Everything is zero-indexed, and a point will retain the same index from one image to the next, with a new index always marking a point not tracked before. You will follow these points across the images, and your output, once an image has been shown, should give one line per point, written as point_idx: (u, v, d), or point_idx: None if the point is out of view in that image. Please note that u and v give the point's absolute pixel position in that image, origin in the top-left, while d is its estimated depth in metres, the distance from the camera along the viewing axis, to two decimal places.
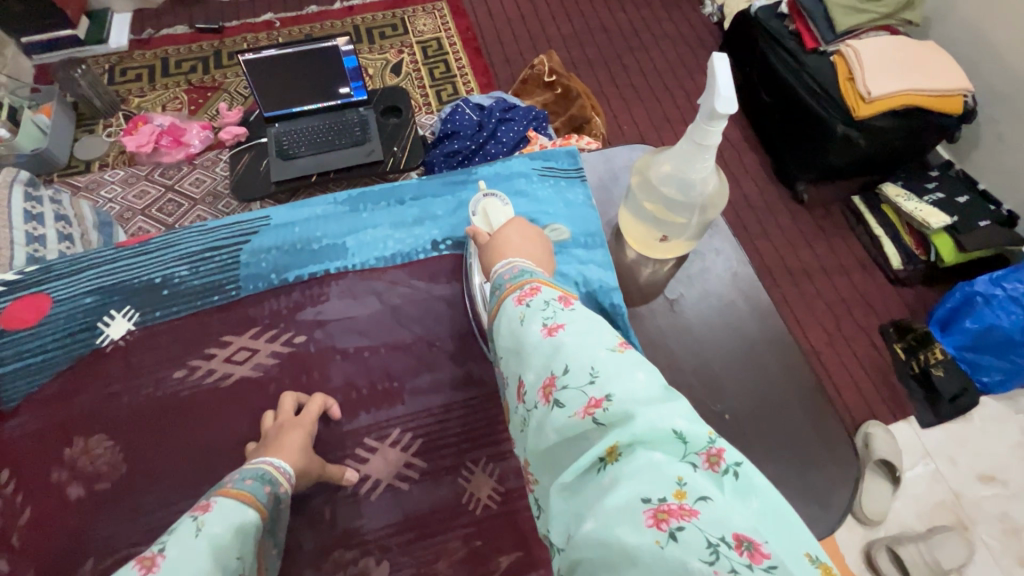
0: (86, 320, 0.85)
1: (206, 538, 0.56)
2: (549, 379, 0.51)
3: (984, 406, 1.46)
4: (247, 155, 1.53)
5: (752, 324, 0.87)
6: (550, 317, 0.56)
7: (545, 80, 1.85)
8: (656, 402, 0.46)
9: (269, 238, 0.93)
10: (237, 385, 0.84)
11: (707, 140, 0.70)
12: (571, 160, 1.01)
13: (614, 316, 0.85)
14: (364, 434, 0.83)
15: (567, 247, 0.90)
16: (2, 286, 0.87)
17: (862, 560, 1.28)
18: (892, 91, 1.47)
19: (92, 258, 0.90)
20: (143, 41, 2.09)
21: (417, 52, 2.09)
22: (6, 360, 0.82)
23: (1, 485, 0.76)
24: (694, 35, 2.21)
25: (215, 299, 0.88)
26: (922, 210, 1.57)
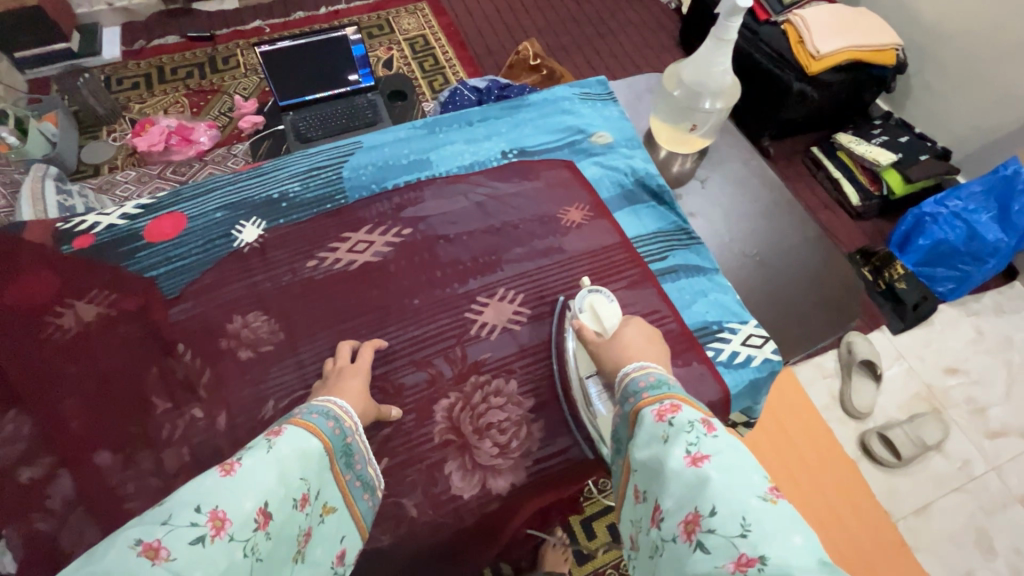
0: (221, 230, 0.92)
1: (274, 457, 0.56)
2: (691, 515, 0.52)
3: (942, 312, 1.68)
4: (266, 142, 1.66)
5: (757, 214, 1.08)
6: (694, 444, 0.56)
7: (531, 63, 2.02)
8: (816, 573, 0.44)
9: (364, 157, 1.02)
10: (364, 268, 0.89)
11: (727, 34, 0.89)
12: (603, 86, 1.16)
13: (661, 195, 1.02)
14: (476, 294, 0.89)
15: (615, 147, 1.06)
16: (141, 209, 0.94)
17: (858, 447, 1.47)
18: (837, 48, 1.70)
19: (216, 183, 0.97)
20: (136, 51, 2.14)
21: (406, 48, 2.23)
22: (156, 265, 0.88)
23: (180, 354, 0.81)
24: (657, 20, 2.43)
25: (328, 206, 0.95)
26: (871, 151, 1.82)
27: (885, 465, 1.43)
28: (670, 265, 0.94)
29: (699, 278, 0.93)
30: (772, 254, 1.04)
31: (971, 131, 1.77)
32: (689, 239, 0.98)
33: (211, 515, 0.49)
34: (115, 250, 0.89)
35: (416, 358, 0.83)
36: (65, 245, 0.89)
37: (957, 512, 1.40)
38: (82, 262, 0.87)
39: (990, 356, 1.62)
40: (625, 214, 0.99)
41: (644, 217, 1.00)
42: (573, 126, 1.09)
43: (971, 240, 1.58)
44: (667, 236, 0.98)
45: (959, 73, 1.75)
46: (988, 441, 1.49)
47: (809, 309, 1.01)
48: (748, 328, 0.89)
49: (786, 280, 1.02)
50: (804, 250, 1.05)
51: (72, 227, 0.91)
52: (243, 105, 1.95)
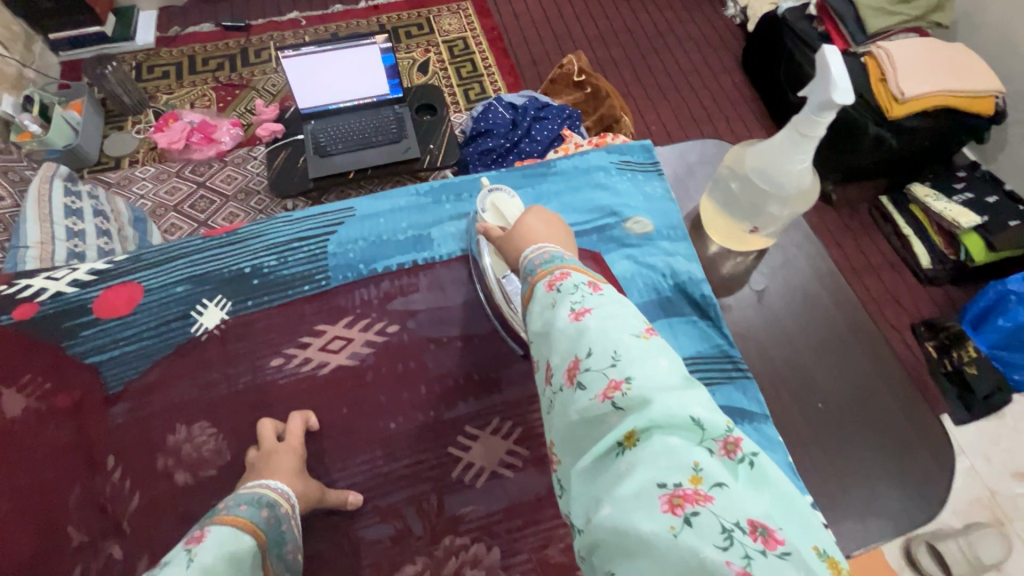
0: (181, 308, 0.83)
1: (202, 566, 0.47)
2: (572, 362, 0.46)
3: (1016, 404, 1.47)
4: (284, 152, 1.53)
5: (814, 314, 0.94)
6: (577, 299, 0.49)
7: (575, 80, 1.85)
8: (677, 388, 0.42)
9: (355, 229, 0.90)
10: (334, 373, 0.80)
11: (813, 131, 0.77)
12: (647, 153, 0.99)
13: (706, 307, 0.85)
14: (466, 422, 0.79)
15: (653, 240, 0.89)
16: (95, 275, 0.85)
17: (902, 557, 1.30)
18: (926, 92, 1.49)
19: (182, 248, 0.87)
20: (170, 39, 2.09)
21: (444, 52, 2.10)
22: (102, 347, 0.80)
23: (109, 469, 0.73)
24: (718, 37, 2.22)
25: (305, 288, 0.85)
26: (952, 210, 1.58)
27: None
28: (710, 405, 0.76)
29: (744, 426, 0.74)
30: (828, 387, 0.88)
31: None
32: (736, 367, 0.80)
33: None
34: (58, 325, 0.80)
35: (381, 507, 0.73)
36: (4, 315, 0.81)
37: None
38: (20, 339, 0.79)
39: None
40: (657, 327, 0.82)
41: (681, 333, 0.82)
42: (603, 207, 0.92)
43: None
44: (704, 363, 0.80)
45: None
46: None
47: (863, 454, 0.84)
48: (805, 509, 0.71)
49: (845, 405, 0.87)
50: (867, 374, 0.90)
51: (14, 293, 0.82)
52: (264, 110, 1.86)
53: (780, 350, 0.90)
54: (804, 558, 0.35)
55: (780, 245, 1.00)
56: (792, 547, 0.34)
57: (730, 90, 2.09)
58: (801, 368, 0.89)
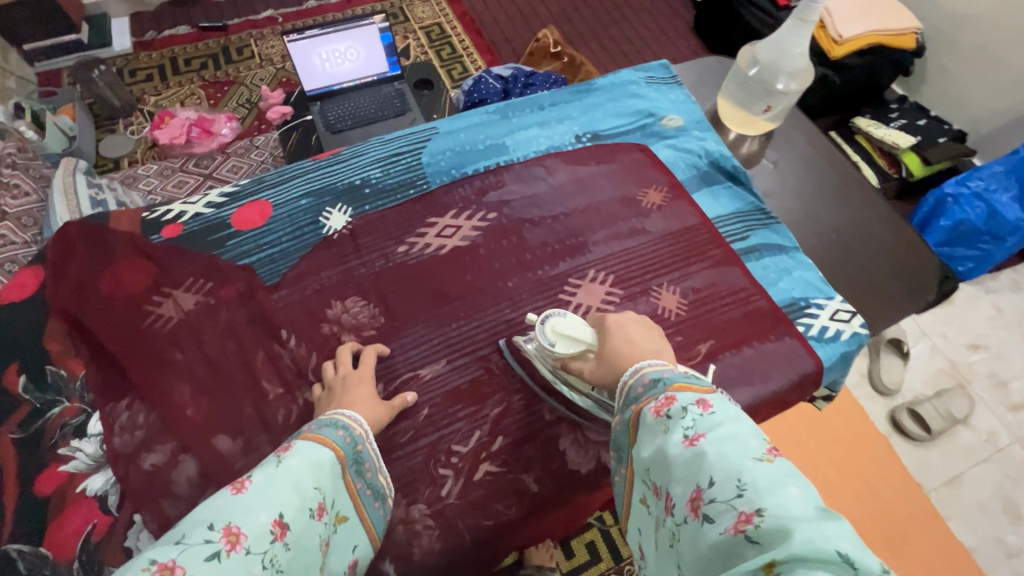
0: (309, 217, 0.90)
1: (284, 469, 0.56)
2: (695, 491, 0.51)
3: (963, 291, 1.72)
4: (295, 134, 1.64)
5: (818, 184, 1.11)
6: (691, 427, 0.54)
7: (552, 51, 2.01)
8: (813, 519, 0.44)
9: (442, 142, 0.98)
10: (455, 253, 0.88)
11: (811, 14, 0.95)
12: (667, 70, 1.11)
13: (737, 175, 0.97)
14: (567, 276, 0.86)
15: (687, 130, 1.01)
16: (226, 198, 0.92)
17: (888, 423, 1.51)
18: (859, 32, 1.73)
19: (297, 170, 0.95)
20: (147, 43, 2.10)
21: (422, 37, 2.21)
22: (248, 252, 0.87)
23: (285, 340, 0.80)
24: (671, 8, 2.43)
25: (411, 192, 0.93)
26: (890, 134, 1.84)
27: (915, 440, 1.48)
28: (752, 244, 0.89)
29: (781, 256, 0.88)
30: (845, 230, 1.05)
31: (989, 113, 1.80)
32: (768, 218, 0.92)
33: (225, 531, 0.49)
34: (204, 238, 0.87)
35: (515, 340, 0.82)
36: (155, 235, 0.88)
37: (986, 481, 1.45)
38: (174, 251, 0.86)
39: (1009, 332, 1.66)
40: (703, 195, 0.94)
41: (722, 199, 0.95)
42: (641, 110, 1.03)
43: (992, 220, 1.61)
44: (746, 216, 0.93)
45: (979, 56, 1.78)
46: (1010, 413, 1.54)
47: (883, 278, 1.01)
48: (834, 304, 0.84)
49: (861, 253, 1.03)
50: (875, 227, 1.06)
51: (159, 217, 0.89)
52: (269, 95, 1.92)
53: (802, 208, 1.08)
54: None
55: (789, 134, 1.17)
56: None
57: (687, 52, 2.30)
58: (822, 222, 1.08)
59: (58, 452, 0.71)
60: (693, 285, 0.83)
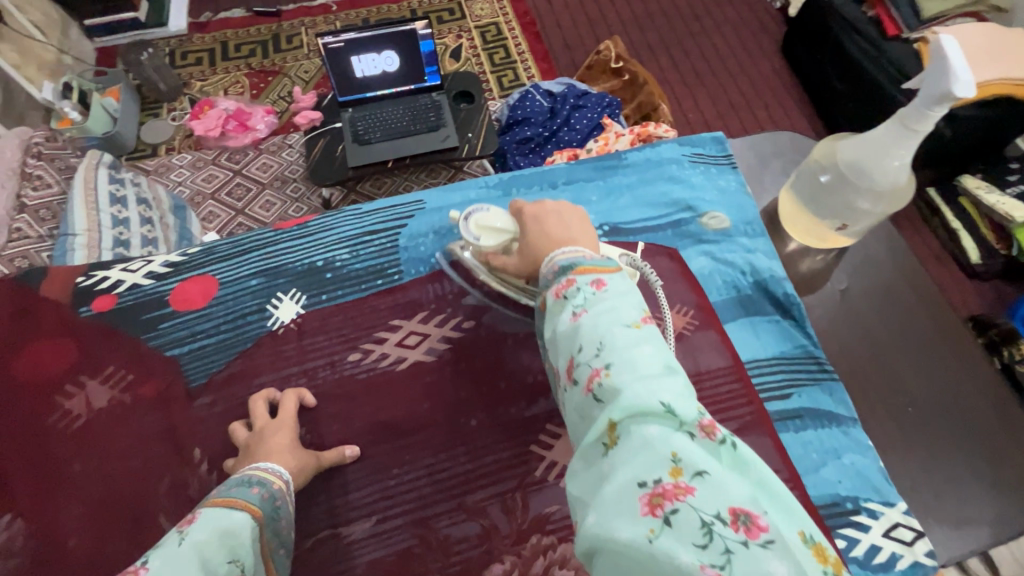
0: (256, 302, 0.76)
1: (190, 543, 0.44)
2: (566, 360, 0.47)
3: None
4: (323, 139, 1.54)
5: (893, 330, 0.95)
6: (577, 300, 0.49)
7: (613, 66, 1.81)
8: (658, 379, 0.41)
9: (425, 222, 0.83)
10: (413, 370, 0.73)
11: (921, 124, 0.75)
12: (721, 146, 0.87)
13: (789, 306, 0.74)
14: (546, 420, 0.71)
15: (732, 236, 0.77)
16: (170, 267, 0.79)
17: None
18: (983, 80, 1.42)
19: (253, 240, 0.81)
20: (202, 25, 2.07)
21: (476, 37, 2.06)
22: (180, 340, 0.74)
23: (195, 463, 0.66)
24: (759, 23, 2.15)
25: (378, 283, 0.78)
26: (1005, 203, 1.49)
27: None
28: (793, 406, 0.67)
29: (831, 431, 0.66)
30: (918, 396, 0.91)
31: None
32: (817, 371, 0.70)
33: None
34: (137, 317, 0.75)
35: (466, 504, 0.66)
36: (85, 306, 0.76)
37: None
38: (102, 331, 0.74)
39: None
40: (739, 329, 0.72)
41: (764, 335, 0.72)
42: (676, 200, 0.80)
43: None
44: (787, 365, 0.71)
45: None
46: None
47: (949, 453, 0.87)
48: (892, 514, 0.63)
49: (931, 426, 0.89)
50: (953, 396, 0.92)
51: (92, 285, 0.77)
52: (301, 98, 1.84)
53: (865, 352, 0.92)
54: (788, 544, 0.34)
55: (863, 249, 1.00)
56: (774, 534, 0.34)
57: (769, 77, 2.03)
58: (885, 369, 0.90)
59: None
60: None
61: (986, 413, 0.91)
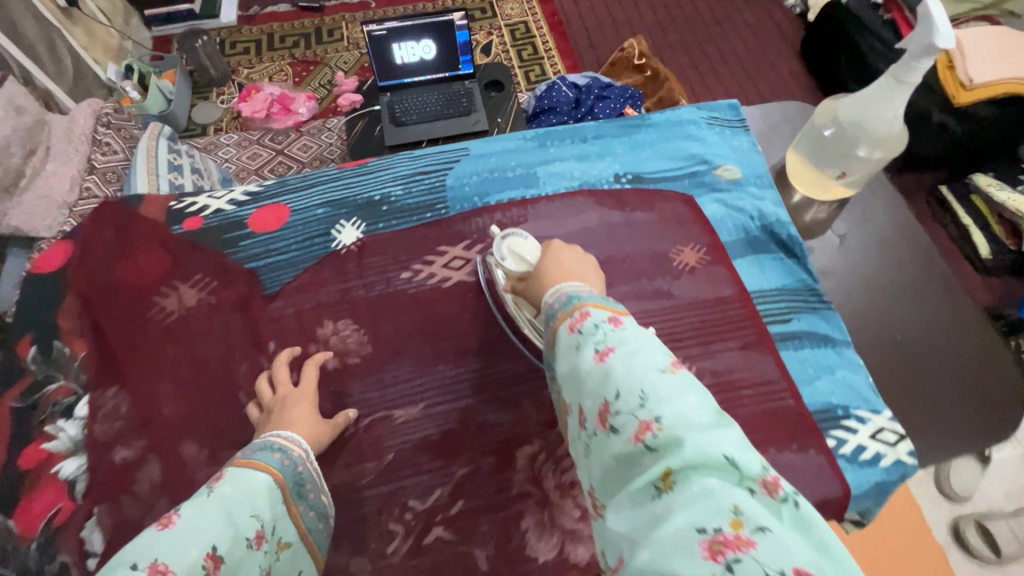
0: (321, 228, 0.82)
1: (216, 498, 0.50)
2: (601, 404, 0.46)
3: None
4: (361, 121, 1.64)
5: (891, 271, 0.97)
6: (600, 340, 0.49)
7: (635, 63, 1.90)
8: (708, 427, 0.41)
9: (470, 166, 0.86)
10: (459, 288, 0.78)
11: (911, 76, 0.82)
12: (735, 110, 0.90)
13: (791, 246, 0.77)
14: None
15: (742, 185, 0.81)
16: (249, 196, 0.86)
17: (950, 533, 1.31)
18: (993, 78, 1.49)
19: (322, 176, 0.88)
20: (251, 18, 2.22)
21: (506, 35, 2.17)
22: (257, 256, 0.80)
23: (269, 353, 0.74)
24: (779, 28, 2.23)
25: (427, 216, 0.83)
26: (1016, 199, 1.53)
27: (980, 558, 1.27)
28: (792, 329, 0.71)
29: (826, 350, 0.70)
30: (910, 327, 0.92)
31: None
32: (819, 303, 0.72)
33: (151, 568, 0.43)
34: (219, 237, 0.82)
35: (503, 396, 0.73)
36: (177, 226, 0.83)
37: None
38: (188, 245, 0.81)
39: None
40: (746, 264, 0.76)
41: (768, 269, 0.75)
42: (692, 154, 0.84)
43: None
44: (792, 295, 0.74)
45: None
46: None
47: (951, 387, 0.88)
48: (880, 420, 0.66)
49: (930, 364, 0.90)
50: (951, 335, 0.92)
51: (184, 207, 0.84)
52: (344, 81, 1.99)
53: (862, 291, 0.96)
54: None
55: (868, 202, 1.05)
56: None
57: (787, 78, 2.10)
58: (885, 309, 0.94)
59: (44, 429, 0.69)
60: (716, 366, 0.67)
61: (991, 363, 0.92)
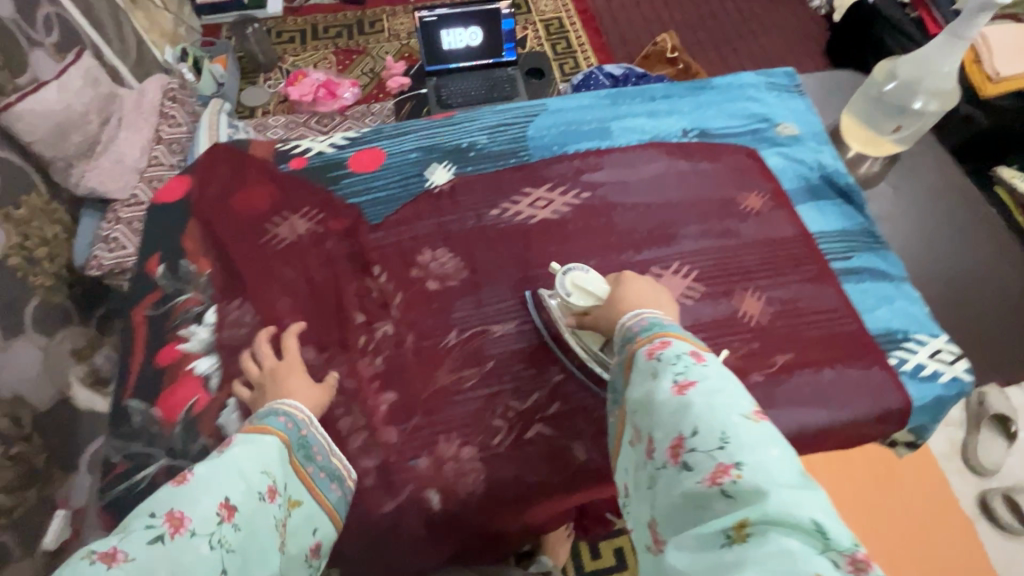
0: (414, 170, 0.89)
1: (227, 457, 0.52)
2: (676, 439, 0.48)
3: None
4: (410, 103, 1.76)
5: (935, 219, 1.03)
6: (682, 373, 0.52)
7: (668, 56, 1.97)
8: (793, 487, 0.42)
9: (549, 119, 0.93)
10: (543, 225, 0.83)
11: (968, 30, 0.91)
12: (791, 78, 0.99)
13: (850, 194, 0.86)
14: (650, 263, 0.78)
15: (802, 140, 0.91)
16: (347, 141, 0.93)
17: (977, 506, 1.33)
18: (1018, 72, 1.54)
19: (412, 125, 0.94)
20: (296, 8, 2.31)
21: (541, 29, 2.26)
22: (358, 192, 0.87)
23: (375, 276, 0.80)
24: (804, 28, 2.30)
25: (511, 161, 0.89)
26: None
27: (1009, 531, 1.30)
28: (855, 265, 0.79)
29: (884, 283, 0.78)
30: None
31: None
32: (875, 245, 0.82)
33: (168, 516, 0.46)
34: (322, 175, 0.88)
35: None
36: (283, 165, 0.90)
37: None
38: (294, 182, 0.87)
39: None
40: (808, 209, 0.84)
41: (829, 215, 0.84)
42: (754, 114, 0.93)
43: None
44: (851, 237, 0.82)
45: None
46: None
47: None
48: (938, 343, 0.74)
49: None
50: None
51: (287, 149, 0.91)
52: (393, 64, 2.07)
53: None
54: None
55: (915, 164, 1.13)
56: None
57: None
58: None
59: (178, 332, 0.76)
60: (781, 295, 0.75)
61: None
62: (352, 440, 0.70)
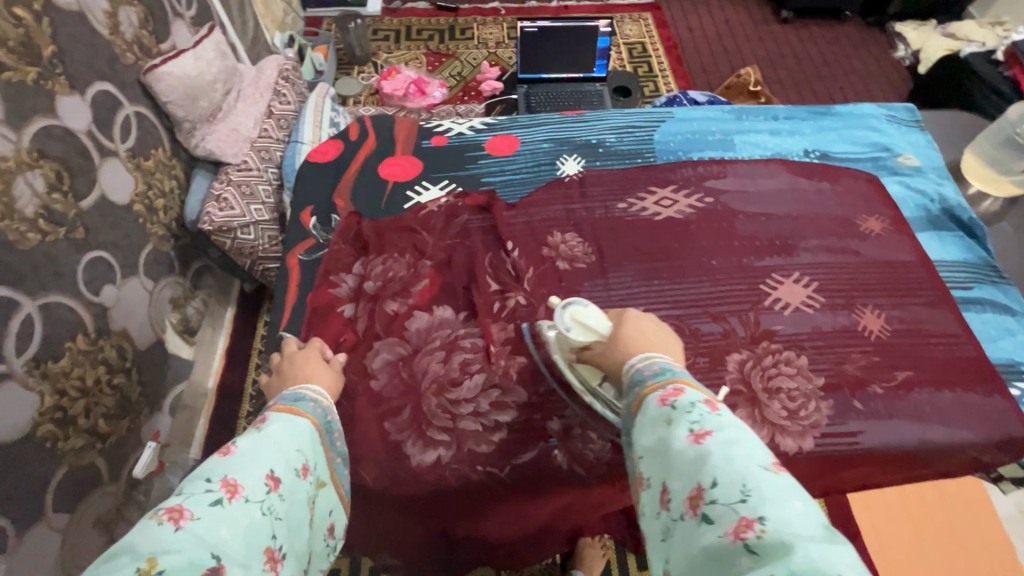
0: (548, 159, 0.98)
1: (269, 434, 0.50)
2: (694, 489, 0.42)
3: None
4: (499, 107, 1.83)
5: None
6: (697, 421, 0.46)
7: (751, 88, 2.00)
8: (820, 541, 0.36)
9: (674, 127, 1.02)
10: (668, 222, 0.88)
11: None
12: (912, 114, 1.05)
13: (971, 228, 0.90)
14: (771, 270, 0.83)
15: (923, 172, 0.96)
16: (485, 126, 1.03)
17: None
18: None
19: (547, 119, 1.04)
20: (393, 10, 2.44)
21: (624, 51, 2.32)
22: (493, 173, 0.97)
23: (509, 250, 0.85)
24: (886, 77, 2.30)
25: (637, 161, 0.97)
26: None
27: None
28: (974, 295, 0.83)
29: (1005, 316, 0.82)
30: None
31: None
32: (995, 278, 0.86)
33: (224, 482, 0.44)
34: (461, 154, 0.99)
35: (711, 311, 0.79)
36: (424, 141, 1.01)
37: None
38: (436, 157, 0.98)
39: None
40: (927, 237, 0.89)
41: (948, 244, 0.88)
42: (875, 143, 0.99)
43: None
44: (972, 267, 0.86)
45: None
46: None
47: None
48: None
49: None
50: None
51: (432, 128, 1.03)
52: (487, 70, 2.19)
53: None
54: None
55: None
56: None
57: None
58: None
59: (330, 278, 0.83)
60: (900, 314, 0.79)
61: None
62: (483, 396, 0.74)
